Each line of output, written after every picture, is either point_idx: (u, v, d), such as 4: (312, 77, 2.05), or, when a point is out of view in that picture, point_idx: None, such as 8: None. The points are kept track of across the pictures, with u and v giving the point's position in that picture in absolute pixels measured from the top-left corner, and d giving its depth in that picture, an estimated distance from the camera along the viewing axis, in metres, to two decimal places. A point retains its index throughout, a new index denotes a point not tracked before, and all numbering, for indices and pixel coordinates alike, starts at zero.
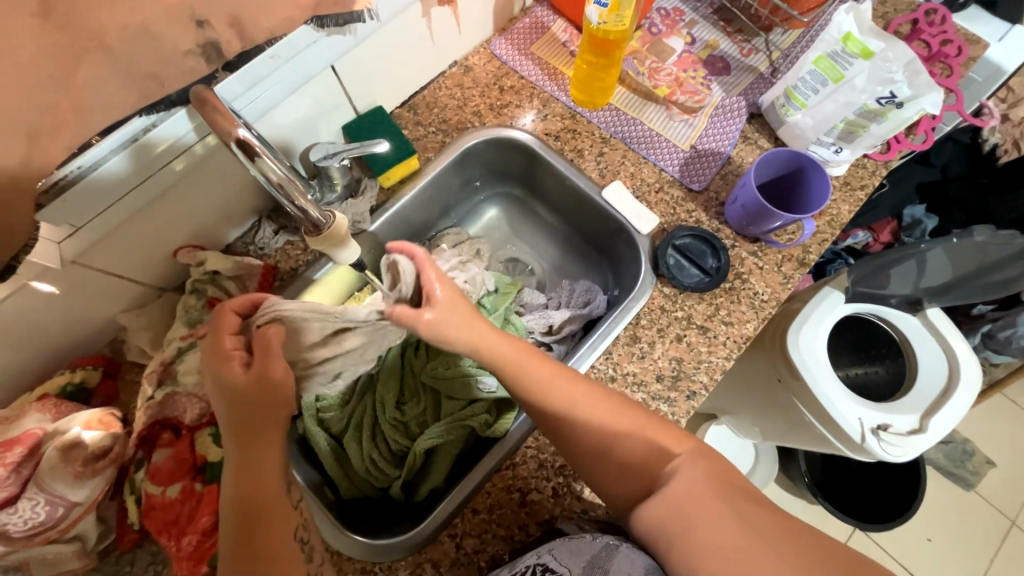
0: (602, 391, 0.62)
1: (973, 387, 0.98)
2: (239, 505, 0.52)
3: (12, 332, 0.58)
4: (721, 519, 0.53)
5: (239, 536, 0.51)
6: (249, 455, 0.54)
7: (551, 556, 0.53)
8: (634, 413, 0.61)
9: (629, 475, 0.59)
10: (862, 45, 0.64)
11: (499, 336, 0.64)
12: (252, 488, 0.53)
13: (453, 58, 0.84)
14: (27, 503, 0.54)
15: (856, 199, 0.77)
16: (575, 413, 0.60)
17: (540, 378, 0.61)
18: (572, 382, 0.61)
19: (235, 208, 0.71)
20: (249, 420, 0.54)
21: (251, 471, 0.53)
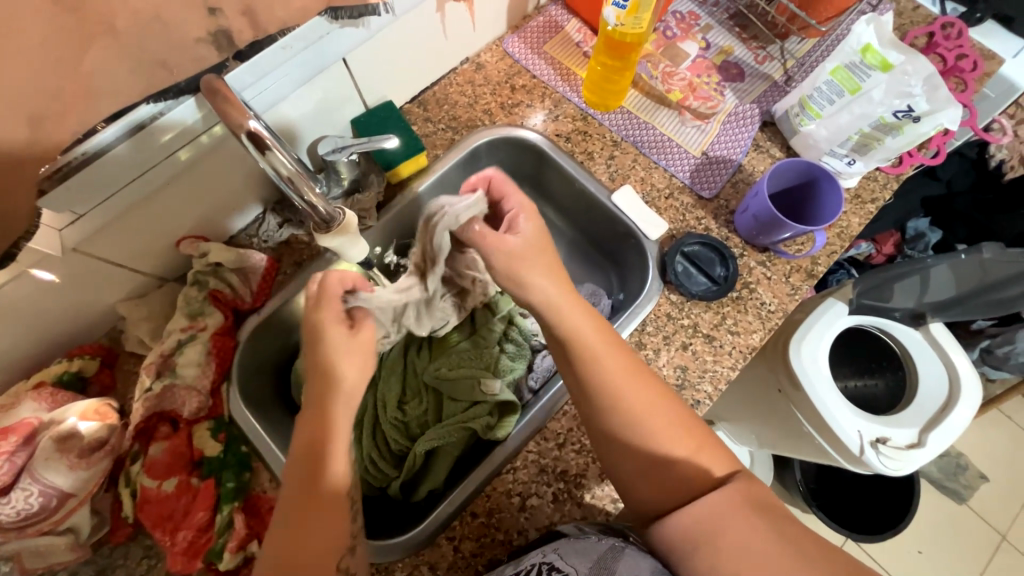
0: (666, 395, 0.60)
1: (972, 404, 0.98)
2: (309, 454, 0.52)
3: (10, 319, 0.57)
4: (724, 524, 0.53)
5: (291, 524, 0.50)
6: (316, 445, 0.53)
7: (556, 556, 0.53)
8: (692, 431, 0.59)
9: (651, 481, 0.57)
10: (881, 58, 0.63)
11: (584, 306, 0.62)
12: (321, 444, 0.53)
13: (465, 54, 0.83)
14: (21, 493, 0.53)
15: (867, 212, 0.76)
16: (637, 412, 0.58)
17: (618, 359, 0.60)
18: (642, 381, 0.59)
19: (240, 199, 0.70)
20: (325, 406, 0.54)
21: (324, 427, 0.54)
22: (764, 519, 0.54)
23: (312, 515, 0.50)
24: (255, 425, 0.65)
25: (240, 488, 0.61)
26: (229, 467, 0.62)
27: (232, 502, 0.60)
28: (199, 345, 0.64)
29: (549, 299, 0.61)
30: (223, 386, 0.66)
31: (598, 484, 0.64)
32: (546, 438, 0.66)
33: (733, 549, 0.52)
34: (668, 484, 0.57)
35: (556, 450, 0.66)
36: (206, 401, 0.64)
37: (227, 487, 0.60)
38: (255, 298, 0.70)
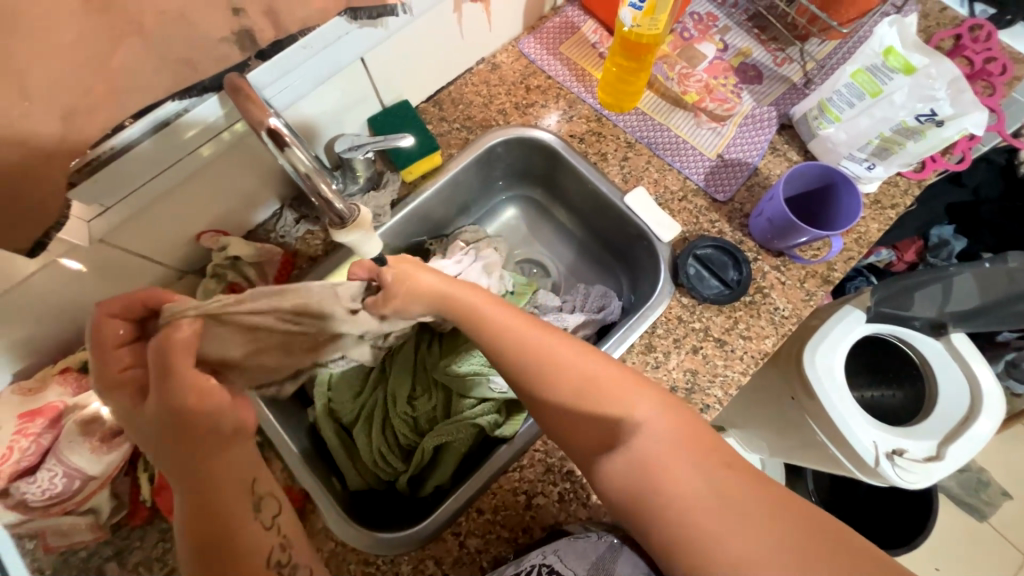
0: (578, 345, 0.59)
1: (995, 419, 0.95)
2: (197, 530, 0.47)
3: (40, 306, 0.59)
4: (664, 472, 0.52)
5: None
6: (212, 569, 0.47)
7: (557, 557, 0.54)
8: (604, 367, 0.58)
9: (575, 429, 0.56)
10: (904, 60, 0.61)
11: (463, 284, 0.63)
12: (206, 515, 0.47)
13: (481, 54, 0.83)
14: (46, 473, 0.56)
15: (887, 218, 0.75)
16: (544, 374, 0.57)
17: (507, 326, 0.60)
18: (545, 336, 0.59)
19: (258, 194, 0.71)
20: (196, 499, 0.47)
21: (199, 500, 0.47)
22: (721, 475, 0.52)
23: None
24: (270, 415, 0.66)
25: None
26: None
27: None
28: None
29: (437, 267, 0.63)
30: None
31: None
32: None
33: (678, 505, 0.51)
34: (588, 424, 0.56)
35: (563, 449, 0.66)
36: None
37: None
38: None
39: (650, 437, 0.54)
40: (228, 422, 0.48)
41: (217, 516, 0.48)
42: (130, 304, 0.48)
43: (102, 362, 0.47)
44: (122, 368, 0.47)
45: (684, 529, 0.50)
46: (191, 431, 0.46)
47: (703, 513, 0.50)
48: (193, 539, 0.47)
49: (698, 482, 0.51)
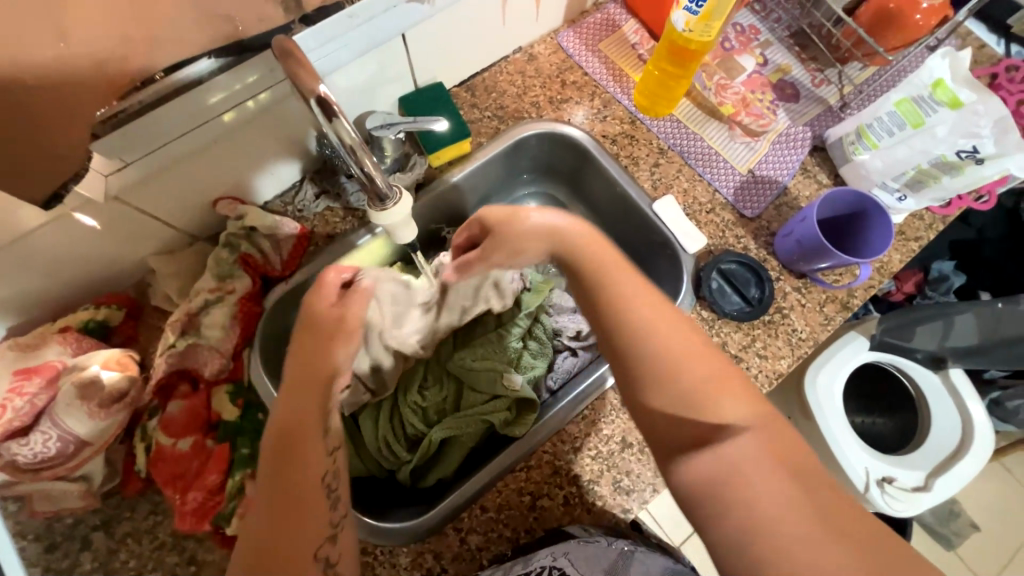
0: (699, 338, 0.56)
1: (981, 463, 0.97)
2: (279, 428, 0.52)
3: (43, 260, 0.57)
4: (738, 469, 0.47)
5: (255, 545, 0.48)
6: (281, 466, 0.51)
7: (568, 560, 0.55)
8: (718, 361, 0.55)
9: (666, 417, 0.53)
10: (952, 94, 0.62)
11: (595, 241, 0.62)
12: (291, 417, 0.53)
13: (519, 43, 0.81)
14: (40, 436, 0.54)
15: (909, 251, 0.75)
16: (661, 355, 0.54)
17: (626, 290, 0.58)
18: (668, 317, 0.57)
19: (280, 165, 0.69)
20: (294, 403, 0.54)
21: (292, 403, 0.54)
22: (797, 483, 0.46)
23: (289, 496, 0.50)
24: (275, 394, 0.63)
25: (254, 456, 0.60)
26: (246, 433, 0.61)
27: (245, 469, 0.59)
28: (225, 308, 0.64)
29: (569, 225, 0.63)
30: (244, 351, 0.66)
31: (611, 491, 0.63)
32: (563, 440, 0.65)
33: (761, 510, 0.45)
34: (679, 419, 0.52)
35: (571, 453, 0.65)
36: (227, 363, 0.64)
37: (241, 453, 0.60)
38: (284, 266, 0.69)
39: (744, 442, 0.49)
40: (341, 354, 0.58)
41: (301, 422, 0.53)
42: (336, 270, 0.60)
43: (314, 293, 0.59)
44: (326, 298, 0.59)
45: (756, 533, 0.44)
46: (320, 351, 0.57)
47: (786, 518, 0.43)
48: (274, 434, 0.52)
49: (785, 488, 0.46)
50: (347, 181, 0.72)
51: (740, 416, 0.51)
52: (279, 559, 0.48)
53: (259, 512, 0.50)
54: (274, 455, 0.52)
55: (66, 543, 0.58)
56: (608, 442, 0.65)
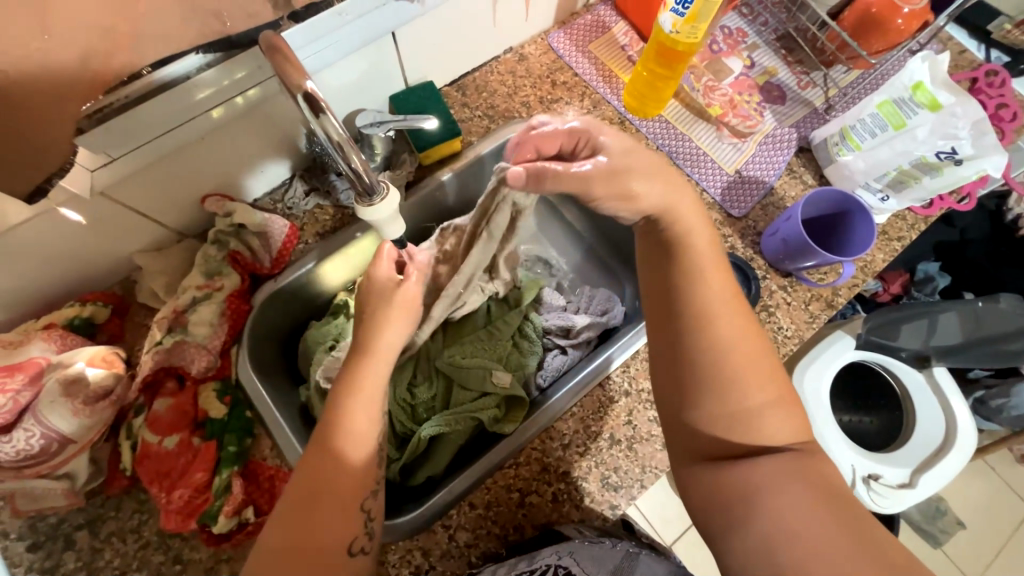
0: (771, 363, 0.56)
1: (964, 454, 1.00)
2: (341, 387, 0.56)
3: (26, 257, 0.56)
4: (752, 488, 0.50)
5: (305, 487, 0.51)
6: (338, 422, 0.54)
7: (572, 559, 0.55)
8: (777, 386, 0.55)
9: (710, 437, 0.54)
10: (931, 96, 0.63)
11: (705, 237, 0.60)
12: (352, 378, 0.56)
13: (510, 44, 0.82)
14: (22, 433, 0.53)
15: (892, 250, 0.76)
16: (734, 373, 0.54)
17: (717, 292, 0.57)
18: (751, 337, 0.56)
19: (270, 162, 0.69)
20: (356, 366, 0.57)
21: (354, 366, 0.57)
22: (806, 498, 0.49)
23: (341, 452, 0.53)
24: (263, 391, 0.64)
25: (241, 453, 0.60)
26: (233, 431, 0.61)
27: (232, 467, 0.59)
28: (213, 305, 0.64)
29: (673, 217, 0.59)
30: (232, 349, 0.65)
31: (599, 488, 0.63)
32: (552, 437, 0.66)
33: (783, 525, 0.48)
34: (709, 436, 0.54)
35: (561, 450, 0.65)
36: (215, 360, 0.64)
37: (228, 451, 0.60)
38: (273, 264, 0.69)
39: (778, 467, 0.51)
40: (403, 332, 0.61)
41: (363, 384, 0.56)
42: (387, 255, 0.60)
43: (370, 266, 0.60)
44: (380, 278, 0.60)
45: (774, 552, 0.47)
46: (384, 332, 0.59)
47: (811, 538, 0.46)
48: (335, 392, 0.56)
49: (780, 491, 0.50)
50: (336, 179, 0.72)
51: (779, 439, 0.53)
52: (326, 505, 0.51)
53: (311, 457, 0.53)
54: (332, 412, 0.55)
55: (50, 542, 0.58)
56: (596, 439, 0.66)
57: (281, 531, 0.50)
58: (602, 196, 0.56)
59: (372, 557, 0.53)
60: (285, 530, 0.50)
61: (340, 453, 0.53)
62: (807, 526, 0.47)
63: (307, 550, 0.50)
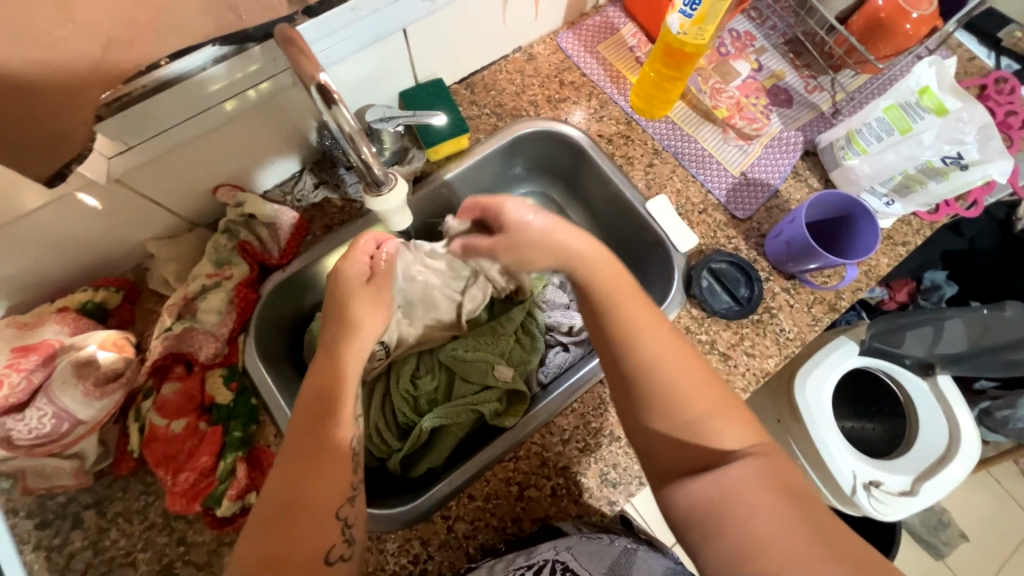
0: (704, 369, 0.57)
1: (967, 465, 0.99)
2: (317, 388, 0.56)
3: (42, 241, 0.57)
4: (732, 492, 0.49)
5: (279, 494, 0.50)
6: (316, 421, 0.54)
7: (571, 554, 0.56)
8: (714, 392, 0.56)
9: (670, 443, 0.54)
10: (938, 101, 0.63)
11: (611, 263, 0.64)
12: (327, 378, 0.56)
13: (519, 43, 0.83)
14: (34, 412, 0.55)
15: (897, 255, 0.76)
16: (666, 391, 0.55)
17: (632, 311, 0.60)
18: (676, 349, 0.58)
19: (280, 154, 0.70)
20: (333, 364, 0.57)
21: (326, 365, 0.57)
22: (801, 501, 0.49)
23: (321, 452, 0.52)
24: (268, 379, 0.65)
25: (246, 439, 0.62)
26: (238, 417, 0.62)
27: (237, 452, 0.60)
28: (222, 293, 0.65)
29: (588, 251, 0.63)
30: (240, 337, 0.67)
31: (598, 484, 0.64)
32: (552, 432, 0.66)
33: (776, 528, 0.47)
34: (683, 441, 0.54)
35: (560, 445, 0.66)
36: (222, 348, 0.65)
37: (234, 436, 0.61)
38: (281, 255, 0.70)
39: (751, 469, 0.51)
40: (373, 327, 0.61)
41: (338, 384, 0.56)
42: (363, 245, 0.63)
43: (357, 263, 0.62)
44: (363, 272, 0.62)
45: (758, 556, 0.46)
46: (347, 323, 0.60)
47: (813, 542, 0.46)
48: (312, 392, 0.56)
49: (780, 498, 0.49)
50: (345, 173, 0.73)
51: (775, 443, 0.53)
52: (300, 513, 0.50)
53: (283, 463, 0.52)
54: (310, 413, 0.54)
55: (58, 521, 0.59)
56: (596, 436, 0.66)
57: (258, 539, 0.49)
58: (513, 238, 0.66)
59: (352, 565, 0.52)
60: (262, 540, 0.48)
61: (313, 457, 0.52)
62: (800, 532, 0.47)
63: (281, 562, 0.48)
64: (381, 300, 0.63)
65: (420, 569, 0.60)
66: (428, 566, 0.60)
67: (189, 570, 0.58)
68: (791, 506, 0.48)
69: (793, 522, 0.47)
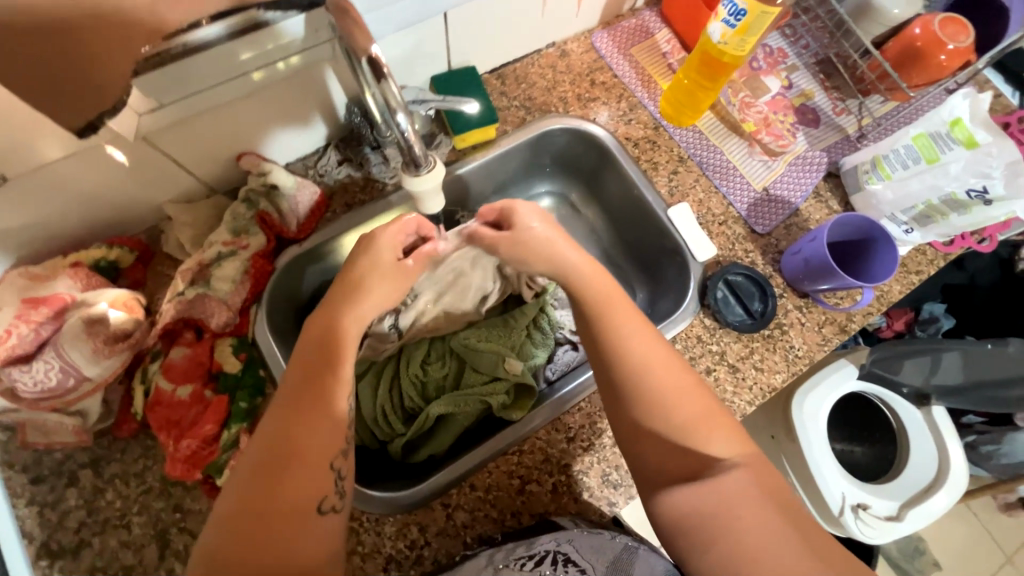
0: (680, 368, 0.57)
1: (953, 494, 1.01)
2: (315, 342, 0.55)
3: (61, 193, 0.56)
4: (740, 507, 0.49)
5: (274, 437, 0.50)
6: (311, 375, 0.53)
7: (572, 547, 0.54)
8: (693, 390, 0.56)
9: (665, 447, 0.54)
10: (968, 134, 0.63)
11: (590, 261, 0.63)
12: (327, 333, 0.56)
13: (553, 38, 0.83)
14: (41, 365, 0.54)
15: (909, 283, 0.77)
16: (644, 390, 0.55)
17: (606, 306, 0.60)
18: (659, 348, 0.58)
19: (307, 128, 0.69)
20: (332, 320, 0.57)
21: (324, 320, 0.57)
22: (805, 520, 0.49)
23: (317, 403, 0.51)
24: (276, 352, 0.65)
25: (251, 411, 0.61)
26: (245, 387, 0.61)
27: (241, 423, 0.60)
28: (237, 262, 0.64)
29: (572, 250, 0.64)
30: (252, 308, 0.66)
31: (599, 484, 0.64)
32: (558, 430, 0.66)
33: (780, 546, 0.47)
34: (684, 449, 0.53)
35: (564, 443, 0.66)
36: (233, 317, 0.64)
37: (239, 407, 0.60)
38: (299, 230, 0.69)
39: (755, 486, 0.51)
40: (384, 292, 0.60)
41: (336, 340, 0.56)
42: (405, 225, 0.63)
43: (376, 237, 0.62)
44: (385, 249, 0.62)
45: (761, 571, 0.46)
46: (348, 289, 0.59)
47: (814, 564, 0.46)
48: (310, 346, 0.55)
49: (786, 518, 0.49)
50: (370, 153, 0.72)
51: None
52: (294, 458, 0.49)
53: (280, 409, 0.51)
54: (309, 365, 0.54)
55: (53, 477, 0.58)
56: (600, 435, 0.66)
57: (248, 485, 0.48)
58: (520, 248, 0.65)
59: (343, 517, 0.51)
60: (250, 490, 0.47)
61: (310, 405, 0.51)
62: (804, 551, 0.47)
63: (271, 505, 0.47)
64: (403, 280, 0.63)
65: (416, 554, 0.60)
66: (424, 552, 0.60)
67: (183, 538, 0.57)
68: (789, 524, 0.49)
69: (798, 542, 0.47)
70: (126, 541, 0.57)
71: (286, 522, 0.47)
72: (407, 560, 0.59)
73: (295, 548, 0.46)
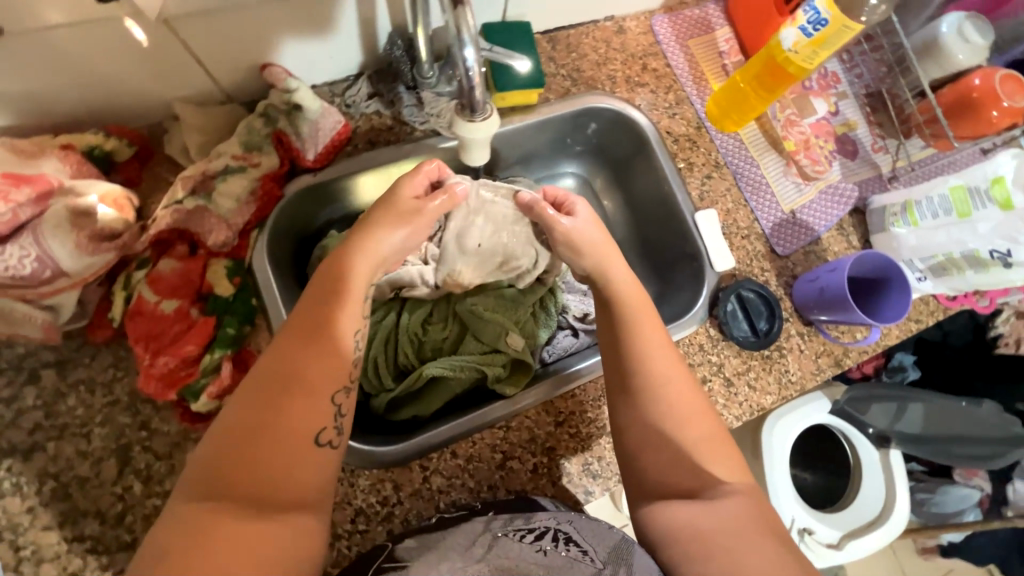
0: (685, 373, 0.58)
1: (888, 536, 1.06)
2: (329, 275, 0.53)
3: (61, 65, 0.51)
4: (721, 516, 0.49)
5: (274, 365, 0.47)
6: (321, 305, 0.51)
7: (572, 527, 0.52)
8: (696, 398, 0.57)
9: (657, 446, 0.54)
10: (1006, 195, 0.63)
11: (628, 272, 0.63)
12: (342, 266, 0.54)
13: (614, 12, 0.78)
14: (16, 250, 0.49)
15: (907, 329, 0.78)
16: (654, 385, 0.56)
17: (626, 297, 0.61)
18: (674, 359, 0.58)
19: (342, 53, 0.64)
20: (347, 253, 0.54)
21: (341, 254, 0.55)
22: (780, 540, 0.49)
23: (325, 333, 0.49)
24: (273, 282, 0.61)
25: (238, 338, 0.57)
26: (235, 313, 0.58)
27: (226, 349, 0.56)
28: (245, 180, 0.59)
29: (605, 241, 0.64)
30: (253, 232, 0.62)
31: (582, 472, 0.63)
32: (547, 413, 0.65)
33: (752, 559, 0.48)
34: (682, 456, 0.53)
35: (552, 426, 0.65)
36: (232, 238, 0.60)
37: (226, 332, 0.57)
38: (315, 161, 0.64)
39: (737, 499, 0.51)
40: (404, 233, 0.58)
41: (349, 274, 0.53)
42: (427, 171, 0.61)
43: (404, 183, 0.59)
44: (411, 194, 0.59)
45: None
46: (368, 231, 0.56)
47: None
48: (323, 278, 0.53)
49: (761, 534, 0.49)
50: (404, 92, 0.68)
51: None
52: (296, 386, 0.46)
53: (284, 338, 0.49)
54: (320, 296, 0.52)
55: (12, 372, 0.54)
56: (589, 424, 0.65)
57: (245, 410, 0.45)
58: (560, 235, 0.64)
59: (339, 455, 0.49)
60: (247, 413, 0.45)
61: (316, 334, 0.49)
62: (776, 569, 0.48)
63: (269, 431, 0.44)
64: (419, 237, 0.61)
65: (387, 511, 0.59)
66: (395, 511, 0.59)
67: (145, 457, 0.54)
68: (772, 540, 0.50)
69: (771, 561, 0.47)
70: (84, 451, 0.53)
71: (283, 451, 0.44)
72: (376, 515, 0.58)
73: (289, 475, 0.44)
